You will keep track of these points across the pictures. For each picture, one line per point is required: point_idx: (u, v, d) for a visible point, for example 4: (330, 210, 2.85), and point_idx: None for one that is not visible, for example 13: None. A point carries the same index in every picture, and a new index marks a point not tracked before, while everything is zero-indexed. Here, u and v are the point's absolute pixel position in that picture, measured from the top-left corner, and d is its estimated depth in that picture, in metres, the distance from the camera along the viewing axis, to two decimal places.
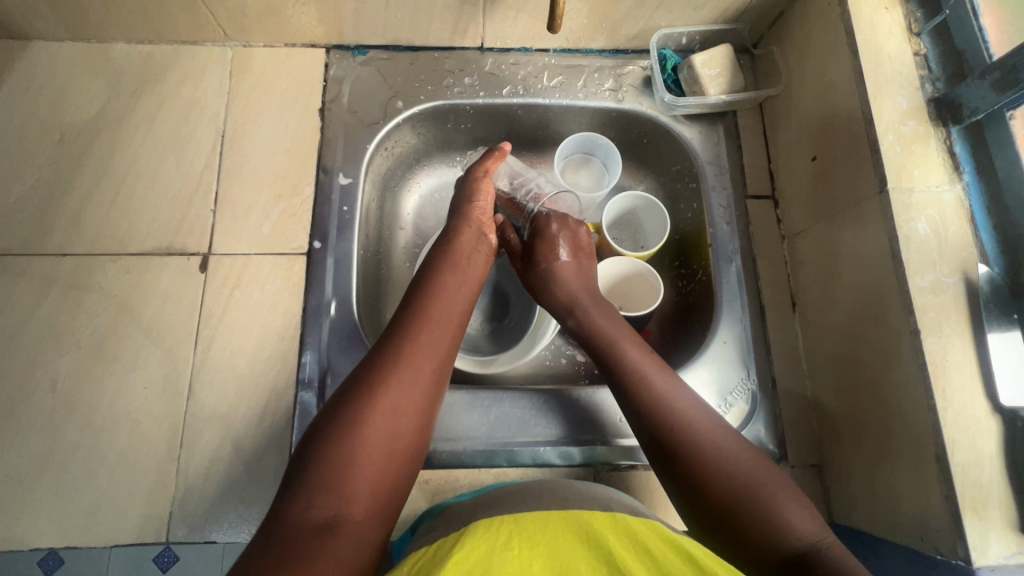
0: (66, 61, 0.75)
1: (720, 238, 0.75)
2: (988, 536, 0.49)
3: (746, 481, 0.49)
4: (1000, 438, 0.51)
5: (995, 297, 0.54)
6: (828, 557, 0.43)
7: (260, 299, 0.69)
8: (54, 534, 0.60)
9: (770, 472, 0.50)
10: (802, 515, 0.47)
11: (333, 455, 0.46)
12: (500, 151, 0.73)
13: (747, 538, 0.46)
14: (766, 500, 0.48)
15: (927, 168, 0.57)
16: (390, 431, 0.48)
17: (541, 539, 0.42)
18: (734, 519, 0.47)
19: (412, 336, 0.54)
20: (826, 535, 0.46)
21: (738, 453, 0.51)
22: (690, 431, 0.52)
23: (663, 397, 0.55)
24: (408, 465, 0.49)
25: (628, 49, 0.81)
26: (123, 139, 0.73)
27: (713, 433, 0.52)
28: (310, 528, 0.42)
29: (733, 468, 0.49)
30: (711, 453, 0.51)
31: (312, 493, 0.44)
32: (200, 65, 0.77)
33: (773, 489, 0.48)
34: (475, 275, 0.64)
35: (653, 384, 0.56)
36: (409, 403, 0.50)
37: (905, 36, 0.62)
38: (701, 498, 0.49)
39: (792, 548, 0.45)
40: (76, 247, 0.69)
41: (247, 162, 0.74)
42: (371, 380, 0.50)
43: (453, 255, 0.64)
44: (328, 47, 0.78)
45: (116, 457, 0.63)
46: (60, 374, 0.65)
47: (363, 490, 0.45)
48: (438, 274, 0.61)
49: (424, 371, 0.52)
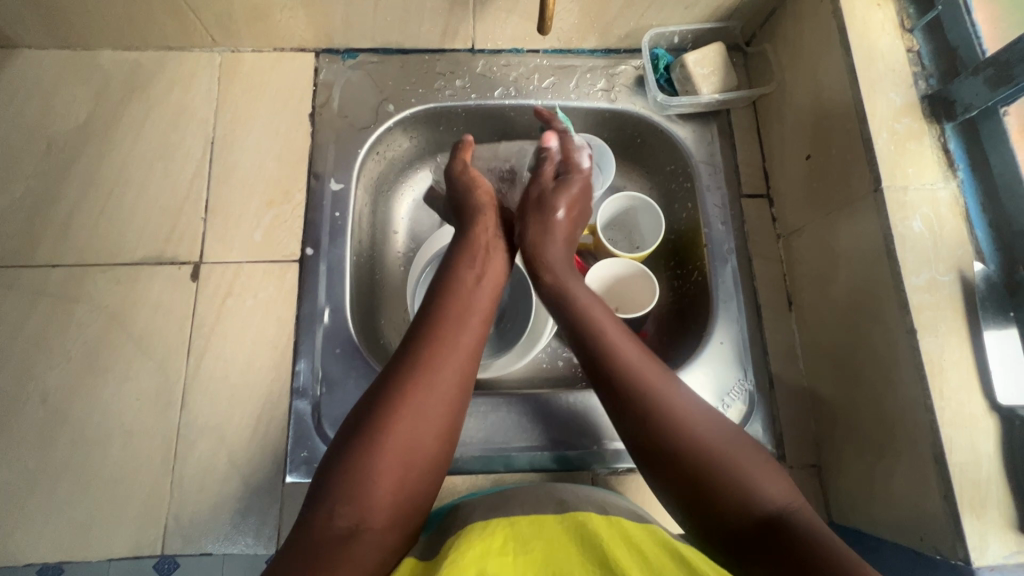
0: (52, 68, 0.74)
1: (715, 239, 0.74)
2: (987, 535, 0.49)
3: (716, 449, 0.48)
4: (997, 436, 0.50)
5: (991, 296, 0.53)
6: (793, 523, 0.44)
7: (253, 307, 0.68)
8: (48, 548, 0.59)
9: (740, 440, 0.50)
10: (774, 483, 0.47)
11: (358, 464, 0.46)
12: (467, 143, 0.73)
13: (712, 500, 0.46)
14: (731, 464, 0.47)
15: (921, 166, 0.57)
16: (414, 438, 0.48)
17: (538, 546, 0.42)
18: (700, 485, 0.47)
19: (433, 338, 0.53)
20: (794, 500, 0.47)
21: (705, 424, 0.50)
22: (666, 410, 0.50)
23: (632, 365, 0.53)
24: (433, 469, 0.49)
25: (620, 49, 0.80)
26: (111, 148, 0.73)
27: (688, 407, 0.51)
28: (334, 537, 0.43)
29: (698, 436, 0.49)
30: (680, 421, 0.50)
31: (336, 503, 0.45)
32: (188, 71, 0.76)
33: (741, 460, 0.48)
34: (500, 264, 0.63)
35: (619, 352, 0.54)
36: (433, 409, 0.50)
37: (897, 33, 0.61)
38: (661, 466, 0.49)
39: (760, 513, 0.45)
40: (66, 257, 0.68)
41: (237, 169, 0.73)
42: (395, 387, 0.50)
43: (470, 251, 0.63)
44: (317, 51, 0.77)
45: (109, 469, 0.62)
46: (52, 386, 0.64)
47: (386, 500, 0.46)
48: (457, 266, 0.61)
49: (446, 373, 0.51)
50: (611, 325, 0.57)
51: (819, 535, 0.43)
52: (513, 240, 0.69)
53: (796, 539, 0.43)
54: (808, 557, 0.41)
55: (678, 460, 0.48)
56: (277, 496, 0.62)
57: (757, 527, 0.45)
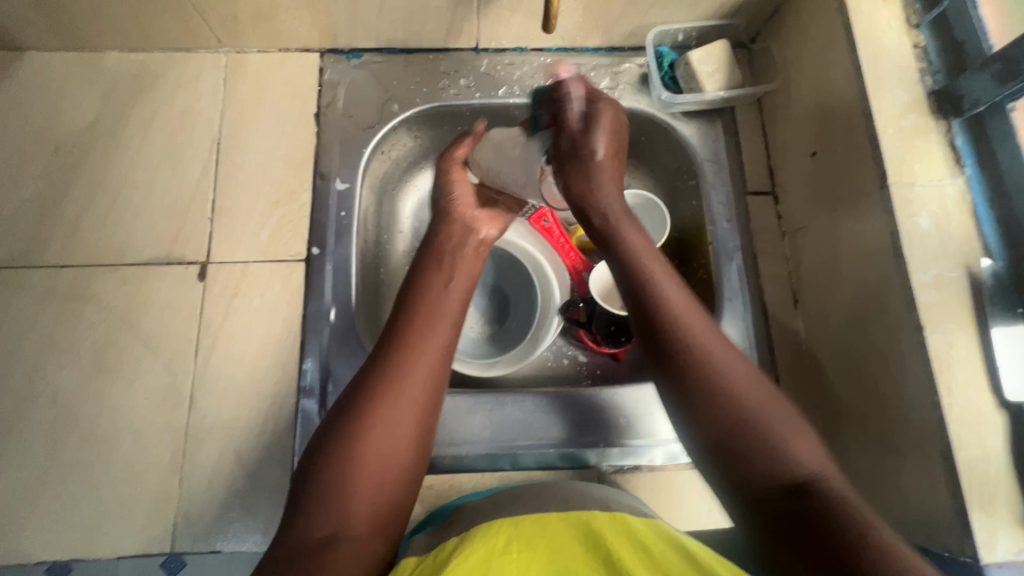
0: (59, 70, 0.75)
1: (720, 236, 0.74)
2: (996, 532, 0.49)
3: (751, 410, 0.48)
4: (1006, 432, 0.50)
5: (999, 292, 0.53)
6: (824, 488, 0.44)
7: (259, 306, 0.68)
8: (58, 546, 0.60)
9: (779, 403, 0.49)
10: (809, 448, 0.47)
11: (332, 473, 0.47)
12: (472, 133, 0.70)
13: (742, 458, 0.47)
14: (764, 427, 0.47)
15: (928, 163, 0.57)
16: (385, 445, 0.48)
17: (541, 545, 0.42)
18: (731, 442, 0.48)
19: (401, 345, 0.53)
20: (828, 468, 0.46)
21: (745, 383, 0.50)
22: (705, 364, 0.51)
23: (677, 318, 0.53)
24: (408, 473, 0.50)
25: (624, 47, 0.80)
26: (118, 149, 0.73)
27: (730, 363, 0.51)
28: (311, 545, 0.44)
29: (735, 394, 0.49)
30: (719, 375, 0.50)
31: (313, 511, 0.46)
32: (194, 72, 0.76)
33: (775, 424, 0.48)
34: (469, 267, 0.63)
35: (666, 300, 0.54)
36: (403, 416, 0.50)
37: (903, 29, 0.61)
38: (696, 415, 0.50)
39: (790, 478, 0.45)
40: (74, 258, 0.69)
41: (242, 169, 0.73)
42: (363, 396, 0.50)
43: (437, 259, 0.62)
44: (321, 51, 0.78)
45: (118, 468, 0.62)
46: (61, 386, 0.64)
47: (361, 508, 0.46)
48: (424, 273, 0.61)
49: (415, 379, 0.51)
50: (662, 274, 0.56)
51: (849, 503, 0.43)
52: (487, 249, 0.67)
53: (824, 503, 0.43)
54: (831, 522, 0.41)
55: (715, 415, 0.49)
56: (285, 494, 0.62)
57: (786, 489, 0.45)
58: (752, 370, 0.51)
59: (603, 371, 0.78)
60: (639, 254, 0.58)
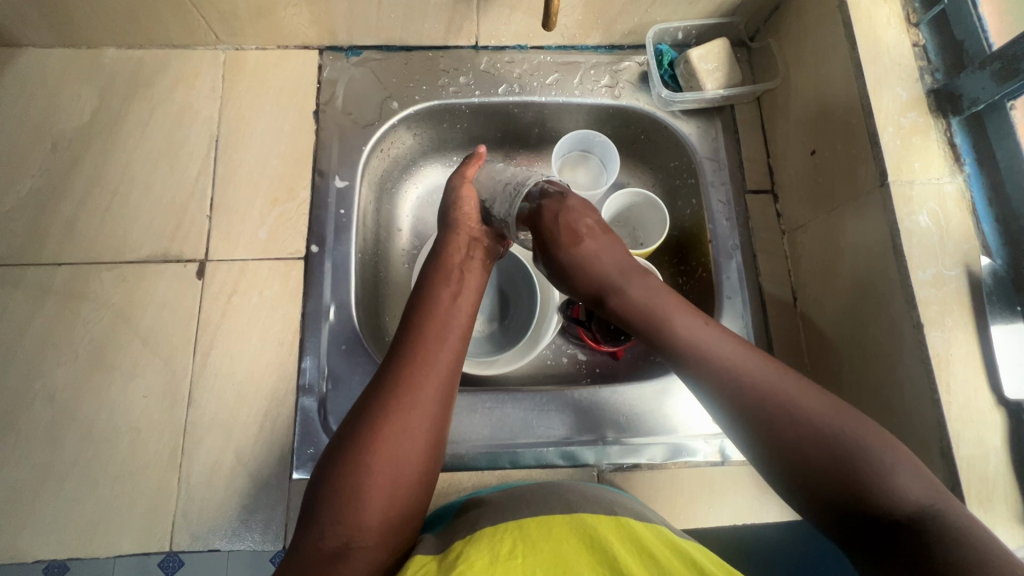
0: (57, 67, 0.74)
1: (720, 235, 0.74)
2: (994, 530, 0.49)
3: (835, 442, 0.44)
4: (1004, 429, 0.50)
5: (998, 290, 0.53)
6: (941, 522, 0.40)
7: (258, 304, 0.68)
8: (56, 545, 0.60)
9: (865, 425, 0.45)
10: (913, 476, 0.42)
11: (345, 482, 0.47)
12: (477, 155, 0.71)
13: (844, 501, 0.43)
14: (861, 462, 0.43)
15: (927, 161, 0.57)
16: (396, 461, 0.48)
17: (544, 546, 0.42)
18: (825, 485, 0.43)
19: (414, 358, 0.53)
20: (935, 495, 0.42)
21: (817, 415, 0.45)
22: (773, 404, 0.46)
23: (731, 363, 0.49)
24: (422, 482, 0.50)
25: (624, 45, 0.80)
26: (115, 146, 0.73)
27: (798, 401, 0.46)
28: (324, 557, 0.44)
29: (813, 430, 0.45)
30: (789, 412, 0.46)
31: (325, 523, 0.45)
32: (192, 69, 0.76)
33: (869, 454, 0.43)
34: (475, 279, 0.63)
35: (711, 351, 0.50)
36: (415, 432, 0.49)
37: (903, 27, 0.61)
38: (778, 459, 0.45)
39: (902, 513, 0.41)
40: (72, 255, 0.68)
41: (241, 167, 0.73)
42: (374, 407, 0.50)
43: (443, 265, 0.62)
44: (321, 49, 0.77)
45: (116, 466, 0.62)
46: (58, 385, 0.64)
47: (375, 519, 0.46)
48: (434, 285, 0.60)
49: (427, 392, 0.51)
50: (703, 331, 0.52)
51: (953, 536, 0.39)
52: (492, 260, 0.68)
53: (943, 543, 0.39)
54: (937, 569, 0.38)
55: (799, 460, 0.44)
56: (283, 492, 0.62)
57: (903, 530, 0.40)
58: (820, 396, 0.47)
59: (603, 369, 0.78)
60: (662, 309, 0.55)
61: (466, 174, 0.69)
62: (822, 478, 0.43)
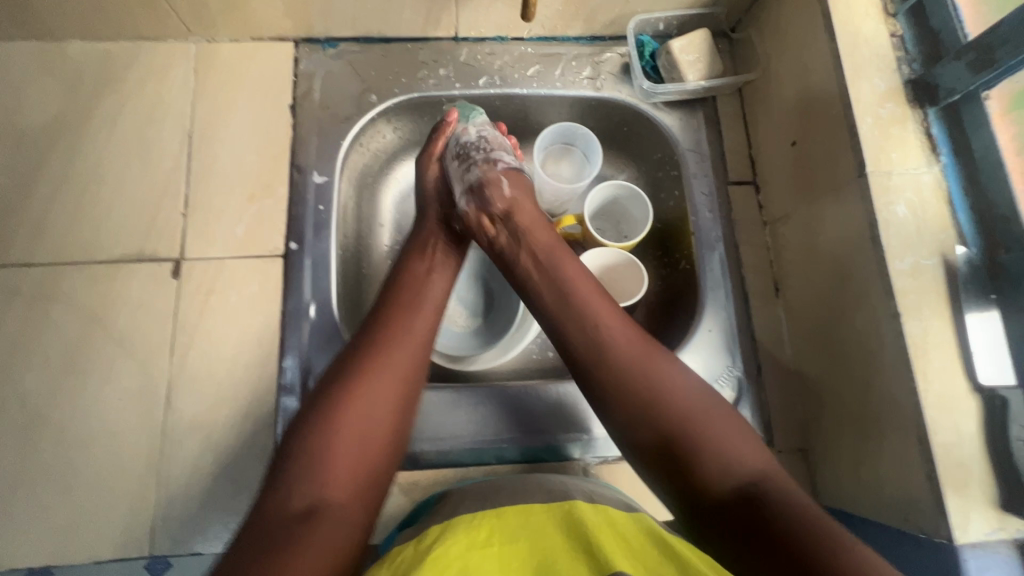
0: (19, 61, 0.72)
1: (702, 227, 0.74)
2: (970, 514, 0.50)
3: (684, 406, 0.49)
4: (979, 415, 0.51)
5: (973, 278, 0.54)
6: (769, 495, 0.44)
7: (237, 303, 0.67)
8: (33, 553, 0.58)
9: (727, 412, 0.50)
10: (750, 455, 0.47)
11: (319, 440, 0.47)
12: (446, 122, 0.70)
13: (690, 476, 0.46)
14: (702, 433, 0.48)
15: (905, 151, 0.57)
16: (368, 418, 0.49)
17: (523, 536, 0.43)
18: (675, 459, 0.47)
19: (388, 324, 0.54)
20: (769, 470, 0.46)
21: (676, 392, 0.50)
22: (635, 372, 0.51)
23: (599, 323, 0.53)
24: (392, 446, 0.50)
25: (605, 36, 0.79)
26: (83, 142, 0.70)
27: (664, 377, 0.50)
28: (290, 517, 0.43)
29: (669, 397, 0.49)
30: (646, 383, 0.50)
31: (295, 483, 0.45)
32: (163, 62, 0.74)
33: (712, 430, 0.48)
34: (447, 253, 0.64)
35: (587, 305, 0.55)
36: (387, 394, 0.50)
37: (881, 18, 0.61)
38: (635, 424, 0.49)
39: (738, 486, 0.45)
40: (40, 256, 0.66)
41: (215, 164, 0.71)
42: (351, 368, 0.51)
43: (418, 240, 0.64)
44: (296, 41, 0.76)
45: (93, 471, 0.61)
46: (29, 390, 0.62)
47: (346, 478, 0.46)
48: (410, 260, 0.61)
49: (402, 356, 0.53)
50: (582, 287, 0.56)
51: (786, 497, 0.44)
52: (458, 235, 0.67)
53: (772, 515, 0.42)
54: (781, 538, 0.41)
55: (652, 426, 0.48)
56: None
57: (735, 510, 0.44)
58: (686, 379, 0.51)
59: None
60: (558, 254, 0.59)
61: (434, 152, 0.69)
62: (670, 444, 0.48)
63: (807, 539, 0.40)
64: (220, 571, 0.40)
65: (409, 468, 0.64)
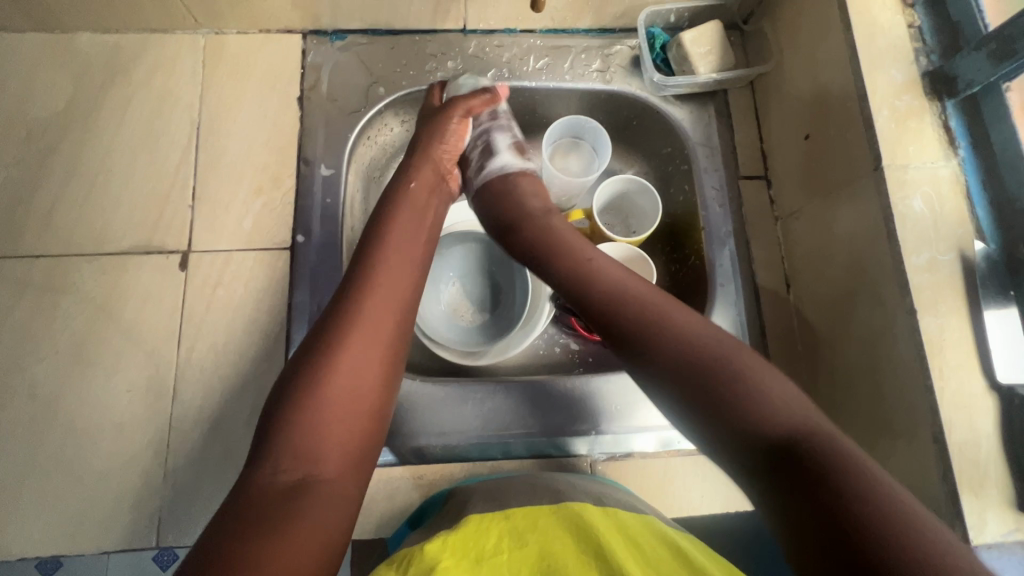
0: (29, 52, 0.72)
1: (712, 221, 0.73)
2: (986, 515, 0.49)
3: (713, 353, 0.48)
4: (996, 414, 0.50)
5: (991, 274, 0.53)
6: (810, 441, 0.43)
7: (244, 295, 0.67)
8: (42, 543, 0.59)
9: (755, 355, 0.49)
10: (785, 397, 0.46)
11: (300, 414, 0.46)
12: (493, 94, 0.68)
13: (726, 416, 0.45)
14: (738, 377, 0.47)
15: (921, 144, 0.56)
16: (350, 391, 0.48)
17: (531, 539, 0.42)
18: (711, 402, 0.46)
19: (365, 293, 0.52)
20: (810, 414, 0.45)
21: (701, 339, 0.49)
22: (663, 327, 0.50)
23: (622, 292, 0.53)
24: (377, 415, 0.50)
25: (615, 29, 0.78)
26: (93, 134, 0.70)
27: (692, 329, 0.50)
28: (278, 493, 0.43)
29: (695, 344, 0.49)
30: (668, 335, 0.50)
31: (280, 458, 0.45)
32: (170, 54, 0.74)
33: (747, 371, 0.47)
34: (437, 218, 0.63)
35: (602, 273, 0.55)
36: (366, 365, 0.49)
37: (898, 8, 0.60)
38: (666, 374, 0.49)
39: (777, 432, 0.44)
40: (50, 247, 0.66)
41: (223, 156, 0.71)
42: (329, 338, 0.49)
43: (412, 199, 0.62)
44: (304, 32, 0.75)
45: (101, 462, 0.61)
46: (39, 380, 0.63)
47: (332, 450, 0.46)
48: (397, 222, 0.59)
49: (381, 326, 0.51)
50: (599, 259, 0.57)
51: (829, 447, 0.42)
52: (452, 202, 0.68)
53: (816, 463, 0.41)
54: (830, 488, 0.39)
55: (682, 381, 0.48)
56: None
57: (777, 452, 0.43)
58: (712, 328, 0.50)
59: (595, 358, 0.77)
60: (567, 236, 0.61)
61: (466, 108, 0.67)
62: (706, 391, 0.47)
63: (856, 488, 0.39)
64: (209, 554, 0.39)
65: (415, 463, 0.64)
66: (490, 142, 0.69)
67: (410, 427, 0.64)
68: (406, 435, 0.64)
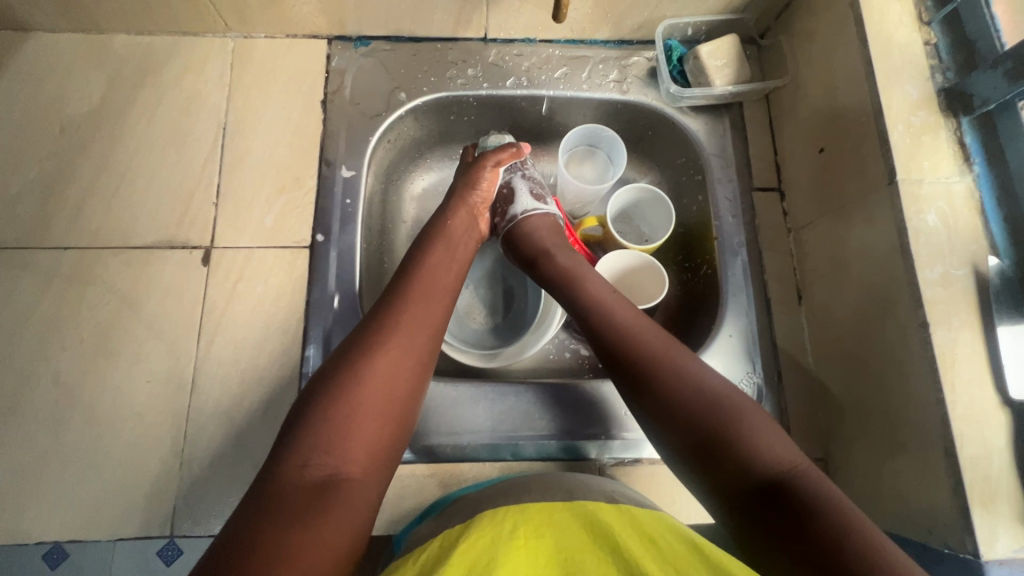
0: (65, 51, 0.74)
1: (725, 231, 0.74)
2: (997, 530, 0.49)
3: (714, 393, 0.50)
4: (1008, 428, 0.50)
5: (1005, 290, 0.53)
6: (800, 486, 0.44)
7: (263, 291, 0.68)
8: (58, 528, 0.60)
9: (754, 406, 0.50)
10: (780, 446, 0.47)
11: (335, 412, 0.47)
12: (517, 150, 0.72)
13: (720, 460, 0.46)
14: (734, 423, 0.48)
15: (936, 160, 0.57)
16: (383, 397, 0.49)
17: (547, 532, 0.43)
18: (707, 445, 0.47)
19: (403, 306, 0.54)
20: (800, 463, 0.46)
21: (703, 382, 0.50)
22: (669, 365, 0.52)
23: (630, 328, 0.56)
24: (403, 426, 0.51)
25: (633, 40, 0.80)
26: (123, 131, 0.73)
27: (695, 371, 0.52)
28: (308, 485, 0.44)
29: (699, 387, 0.50)
30: (672, 372, 0.51)
31: (313, 452, 0.45)
32: (200, 56, 0.76)
33: (746, 420, 0.48)
34: (467, 252, 0.65)
35: (613, 312, 0.57)
36: (400, 377, 0.51)
37: (915, 26, 0.61)
38: (666, 410, 0.50)
39: (770, 474, 0.45)
40: (78, 239, 0.68)
41: (248, 155, 0.73)
42: (367, 343, 0.51)
43: (444, 232, 0.65)
44: (329, 38, 0.77)
45: (119, 450, 0.62)
46: (63, 368, 0.64)
47: (361, 452, 0.47)
48: (429, 248, 0.62)
49: (417, 339, 0.53)
50: (609, 297, 0.59)
51: (819, 495, 0.43)
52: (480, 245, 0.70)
53: (805, 508, 0.42)
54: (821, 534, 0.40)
55: (684, 419, 0.49)
56: None
57: (764, 492, 0.44)
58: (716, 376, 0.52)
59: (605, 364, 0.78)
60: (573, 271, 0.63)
61: (494, 161, 0.70)
62: (706, 434, 0.48)
63: (843, 535, 0.40)
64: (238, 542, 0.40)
65: (426, 462, 0.65)
66: (512, 193, 0.72)
67: (422, 425, 0.65)
68: (417, 434, 0.65)
